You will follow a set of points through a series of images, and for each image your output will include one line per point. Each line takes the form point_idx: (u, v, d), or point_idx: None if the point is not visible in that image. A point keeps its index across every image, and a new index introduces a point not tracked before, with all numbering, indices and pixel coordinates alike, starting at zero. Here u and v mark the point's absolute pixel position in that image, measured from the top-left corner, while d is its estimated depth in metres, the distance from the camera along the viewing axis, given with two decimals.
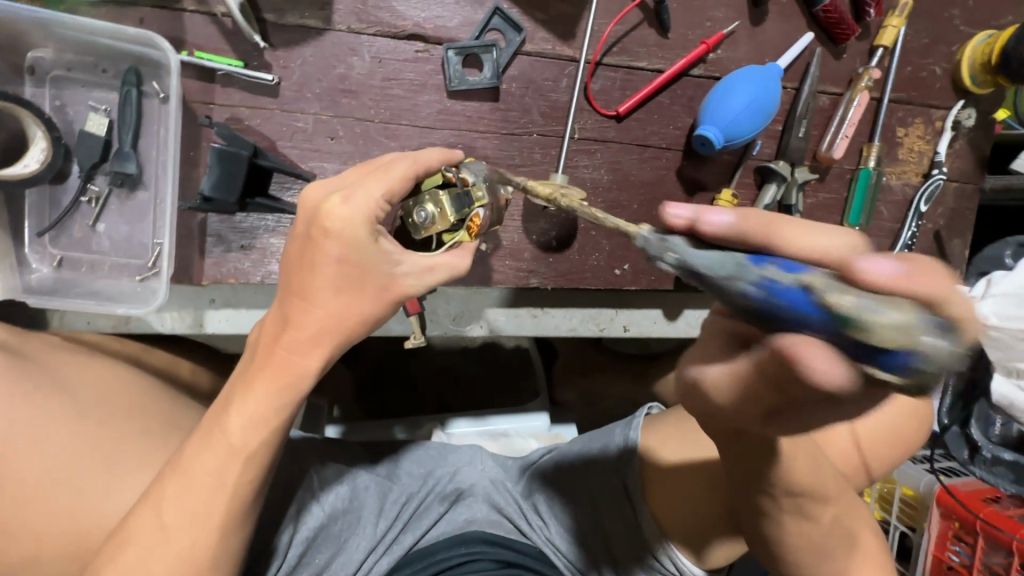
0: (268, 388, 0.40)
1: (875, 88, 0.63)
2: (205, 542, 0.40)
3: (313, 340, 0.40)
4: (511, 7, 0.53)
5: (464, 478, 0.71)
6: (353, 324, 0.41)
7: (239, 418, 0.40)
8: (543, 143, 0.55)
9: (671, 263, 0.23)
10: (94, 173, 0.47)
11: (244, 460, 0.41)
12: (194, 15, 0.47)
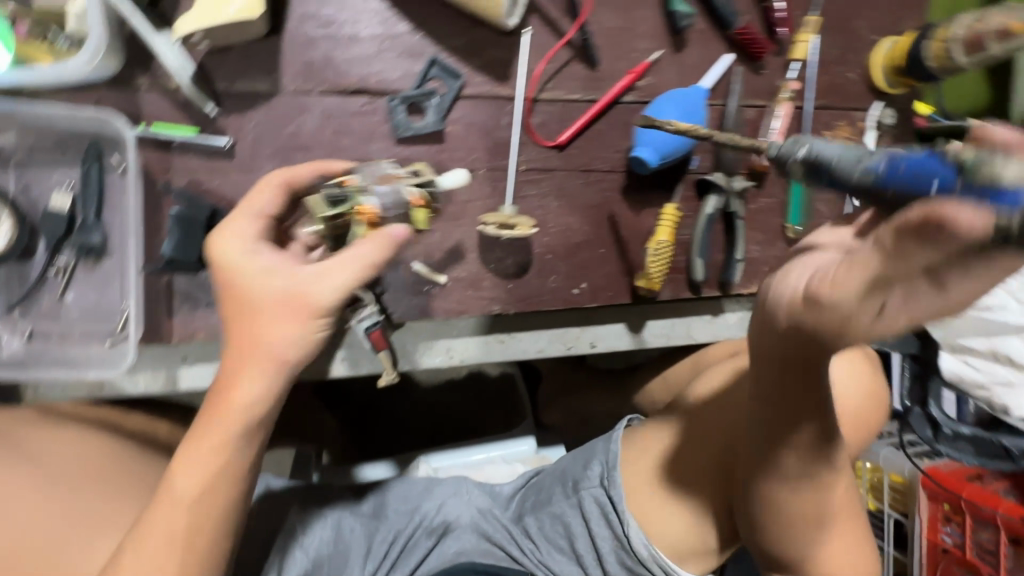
0: (215, 433, 0.45)
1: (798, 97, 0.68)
2: None
3: (240, 379, 0.45)
4: (448, 56, 0.56)
5: (450, 510, 0.74)
6: (273, 351, 0.45)
7: (192, 468, 0.44)
8: (491, 177, 0.59)
9: (804, 154, 0.32)
10: (60, 247, 0.49)
11: (208, 501, 0.45)
12: (146, 91, 0.49)
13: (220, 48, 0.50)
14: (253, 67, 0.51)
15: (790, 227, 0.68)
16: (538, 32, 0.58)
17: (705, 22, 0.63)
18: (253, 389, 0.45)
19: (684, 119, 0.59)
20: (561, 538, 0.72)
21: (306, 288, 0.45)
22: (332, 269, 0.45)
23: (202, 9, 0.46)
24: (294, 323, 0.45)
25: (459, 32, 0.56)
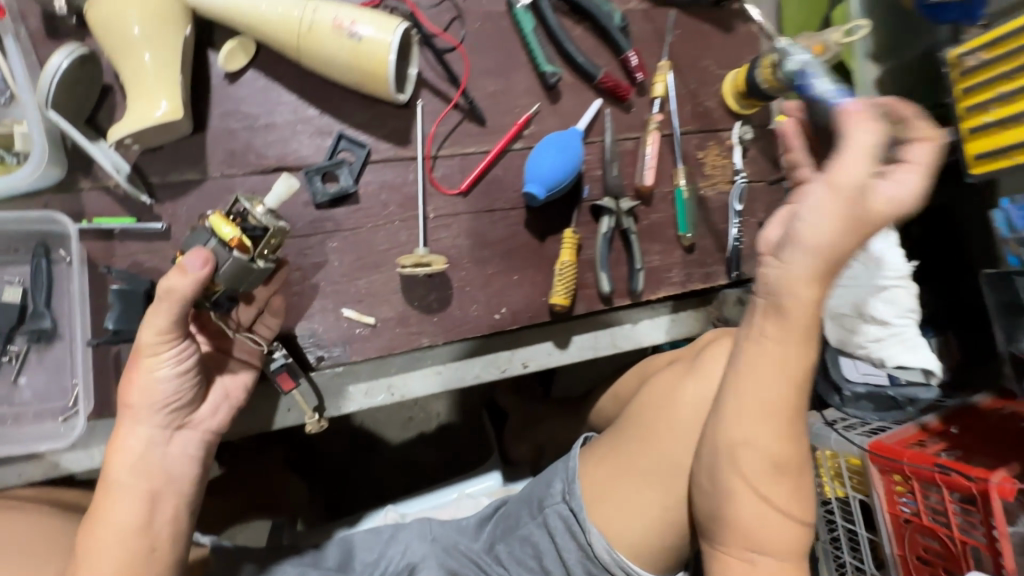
0: (113, 485, 0.51)
1: (666, 126, 0.79)
2: None
3: (122, 437, 0.52)
4: (353, 130, 0.65)
5: (415, 552, 0.79)
6: (129, 401, 0.52)
7: (104, 525, 0.50)
8: (405, 227, 0.67)
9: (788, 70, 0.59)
10: (14, 335, 0.54)
11: (126, 549, 0.50)
12: (90, 192, 0.57)
13: (151, 148, 0.59)
14: (182, 161, 0.60)
15: (680, 235, 0.77)
16: (429, 102, 0.68)
17: (575, 76, 0.74)
18: (130, 436, 0.52)
19: (554, 152, 0.68)
20: (531, 559, 0.77)
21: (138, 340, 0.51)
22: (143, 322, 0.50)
23: (130, 119, 0.54)
24: (135, 374, 0.52)
25: (360, 110, 0.65)
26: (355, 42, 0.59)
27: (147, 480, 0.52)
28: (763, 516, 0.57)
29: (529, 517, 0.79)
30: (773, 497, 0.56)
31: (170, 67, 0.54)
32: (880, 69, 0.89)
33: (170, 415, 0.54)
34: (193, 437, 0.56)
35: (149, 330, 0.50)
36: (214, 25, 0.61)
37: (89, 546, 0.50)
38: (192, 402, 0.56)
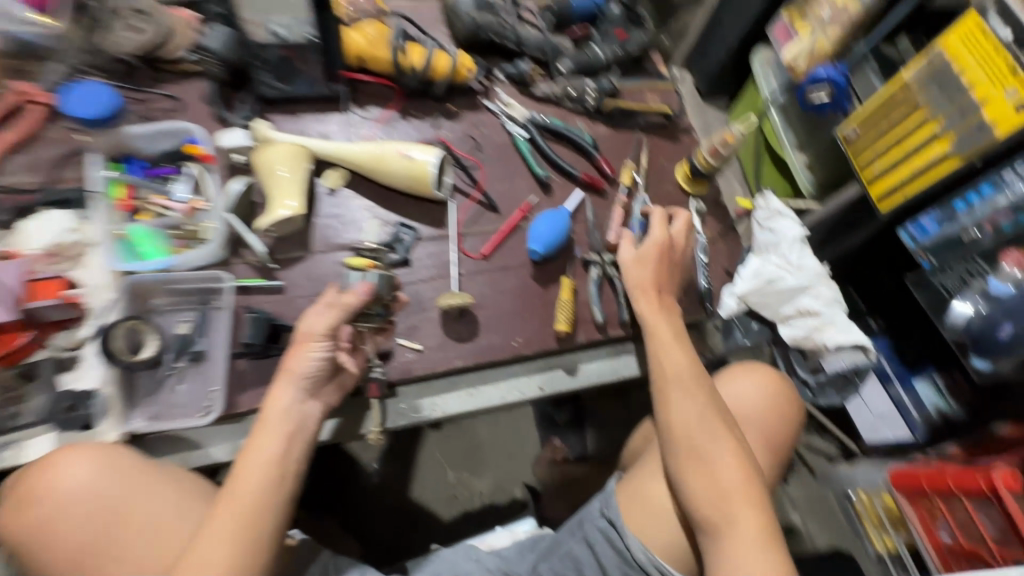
0: (264, 429, 0.68)
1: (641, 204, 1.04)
2: (247, 534, 0.63)
3: (276, 393, 0.70)
4: (407, 220, 0.95)
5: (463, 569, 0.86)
6: (289, 366, 0.71)
7: (258, 455, 0.67)
8: (443, 280, 0.92)
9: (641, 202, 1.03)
10: (180, 355, 0.79)
11: (259, 486, 0.65)
12: (240, 266, 0.86)
13: (279, 237, 0.89)
14: (297, 244, 0.90)
15: None
16: (459, 199, 0.99)
17: (561, 176, 1.04)
18: (281, 394, 0.70)
19: (552, 222, 0.94)
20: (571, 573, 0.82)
21: (308, 333, 0.71)
22: (311, 316, 0.71)
23: (272, 214, 0.86)
24: (302, 349, 0.70)
25: (412, 206, 0.96)
26: (409, 160, 0.92)
27: (286, 424, 0.69)
28: (714, 468, 0.71)
29: (569, 532, 0.86)
30: (706, 435, 0.73)
31: (298, 183, 0.88)
32: (805, 155, 1.16)
33: (309, 384, 0.71)
34: (316, 404, 0.73)
35: (320, 323, 0.71)
36: (321, 163, 0.96)
37: (242, 471, 0.66)
38: (323, 378, 0.73)
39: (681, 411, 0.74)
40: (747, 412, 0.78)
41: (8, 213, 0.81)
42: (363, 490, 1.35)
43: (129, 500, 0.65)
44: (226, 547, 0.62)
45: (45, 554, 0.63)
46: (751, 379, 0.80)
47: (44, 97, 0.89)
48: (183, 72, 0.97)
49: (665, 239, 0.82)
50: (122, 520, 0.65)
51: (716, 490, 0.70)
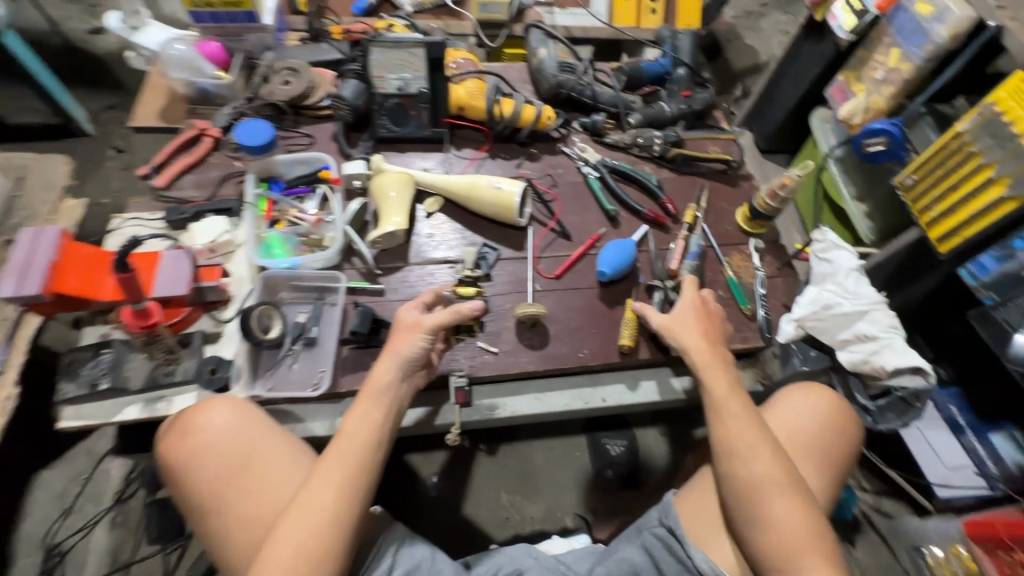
0: (362, 402, 0.77)
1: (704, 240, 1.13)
2: (348, 486, 0.71)
3: (377, 368, 0.80)
4: (491, 242, 1.09)
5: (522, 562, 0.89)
6: (397, 347, 0.81)
7: (358, 419, 0.76)
8: (519, 294, 1.04)
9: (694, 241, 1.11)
10: (297, 339, 0.93)
11: (357, 444, 0.74)
12: (351, 270, 1.02)
13: (383, 250, 1.05)
14: (397, 256, 1.05)
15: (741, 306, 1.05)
16: (536, 227, 1.12)
17: (628, 212, 1.16)
18: (385, 370, 0.79)
19: (623, 249, 1.04)
20: None
21: (421, 321, 0.82)
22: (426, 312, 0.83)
23: (380, 228, 1.02)
24: (413, 334, 0.81)
25: (495, 231, 1.10)
26: (498, 191, 1.06)
27: (383, 395, 0.78)
28: (775, 509, 0.73)
29: (627, 539, 0.90)
30: (762, 450, 0.75)
31: (403, 204, 1.04)
32: (865, 205, 1.22)
33: (410, 366, 0.81)
34: (412, 382, 0.82)
35: (435, 320, 0.82)
36: (422, 191, 1.12)
37: (347, 431, 0.75)
38: (422, 365, 0.83)
39: (741, 457, 0.76)
40: (804, 434, 0.82)
41: (180, 215, 1.00)
42: (420, 502, 1.42)
43: (264, 441, 0.78)
44: (331, 495, 0.70)
45: (192, 474, 0.75)
46: (811, 399, 0.84)
47: (216, 131, 1.12)
48: (317, 115, 1.19)
49: (700, 303, 0.89)
50: (251, 459, 0.76)
51: (771, 507, 0.73)
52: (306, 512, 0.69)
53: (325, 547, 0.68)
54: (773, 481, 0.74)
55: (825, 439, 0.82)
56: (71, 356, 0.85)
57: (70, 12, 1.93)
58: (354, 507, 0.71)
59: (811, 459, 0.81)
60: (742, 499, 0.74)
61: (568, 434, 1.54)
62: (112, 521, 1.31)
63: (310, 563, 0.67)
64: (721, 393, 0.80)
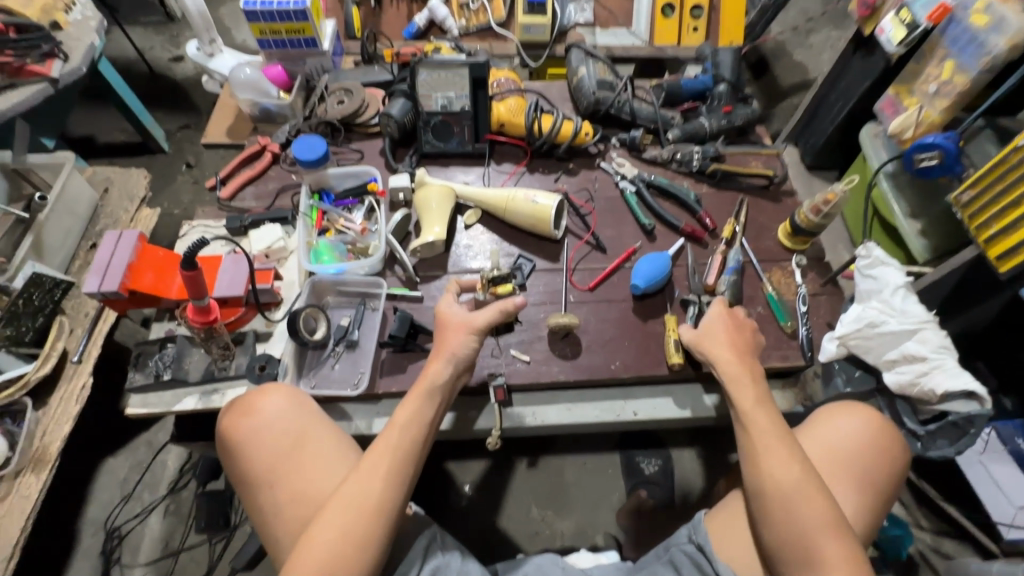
0: (412, 395, 0.80)
1: (744, 256, 1.12)
2: (392, 475, 0.73)
3: (430, 365, 0.82)
4: (527, 253, 1.11)
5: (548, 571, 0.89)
6: (449, 346, 0.83)
7: (410, 413, 0.78)
8: (553, 305, 1.06)
9: (733, 256, 1.08)
10: (341, 341, 0.99)
11: (402, 435, 0.76)
12: (393, 278, 1.07)
13: (424, 259, 1.10)
14: (437, 266, 1.09)
15: (781, 323, 1.02)
16: (572, 239, 1.13)
17: (664, 227, 1.16)
18: (438, 368, 0.81)
19: (655, 262, 1.04)
20: None
21: (470, 321, 0.85)
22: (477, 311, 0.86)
23: (421, 238, 1.07)
24: (465, 333, 0.84)
25: (532, 243, 1.13)
26: (535, 204, 1.09)
27: (434, 391, 0.80)
28: (809, 530, 0.70)
29: (655, 556, 0.88)
30: (795, 471, 0.73)
31: (443, 215, 1.08)
32: (919, 223, 1.16)
33: (458, 367, 0.83)
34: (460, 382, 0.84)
35: (483, 318, 0.85)
36: (462, 204, 1.16)
37: (397, 424, 0.77)
38: (470, 365, 0.85)
39: (778, 474, 0.73)
40: (840, 455, 0.79)
41: (239, 223, 1.08)
42: (452, 510, 1.43)
43: (313, 428, 0.80)
44: (379, 482, 0.73)
45: (245, 453, 0.78)
46: (855, 419, 0.82)
47: (276, 147, 1.21)
48: (367, 132, 1.27)
49: (730, 317, 0.90)
50: (300, 443, 0.79)
51: (803, 527, 0.70)
52: (352, 497, 0.71)
53: (367, 530, 0.70)
54: (802, 505, 0.71)
55: (859, 460, 0.79)
56: (139, 349, 0.92)
57: (155, 42, 2.14)
58: (397, 496, 0.73)
59: (852, 480, 0.78)
60: (781, 519, 0.71)
61: (601, 450, 1.52)
62: (166, 509, 1.40)
63: (353, 546, 0.69)
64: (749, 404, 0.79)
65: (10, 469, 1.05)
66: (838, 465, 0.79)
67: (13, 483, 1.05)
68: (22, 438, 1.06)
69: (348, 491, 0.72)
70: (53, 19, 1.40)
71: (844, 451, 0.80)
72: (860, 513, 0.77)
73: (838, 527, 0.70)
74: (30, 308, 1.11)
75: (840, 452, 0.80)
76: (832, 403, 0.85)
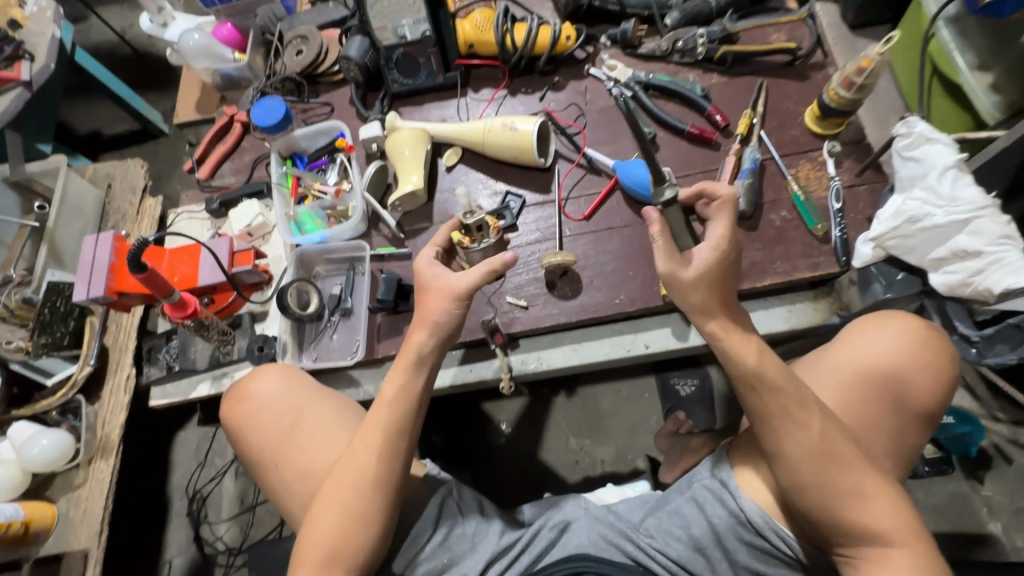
0: (397, 366, 0.75)
1: (765, 154, 0.96)
2: (383, 450, 0.70)
3: (413, 336, 0.76)
4: (515, 189, 1.02)
5: (569, 512, 0.83)
6: (429, 315, 0.75)
7: (396, 385, 0.73)
8: (547, 241, 0.97)
9: (751, 153, 0.93)
10: (335, 311, 0.97)
11: (392, 409, 0.72)
12: (379, 238, 1.02)
13: (407, 212, 1.03)
14: (422, 217, 1.02)
15: (811, 227, 0.89)
16: (563, 165, 1.02)
17: (667, 132, 1.01)
18: (420, 338, 0.75)
19: (635, 167, 0.93)
20: (679, 529, 0.77)
21: (418, 256, 0.82)
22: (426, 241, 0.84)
23: (400, 190, 0.99)
24: (449, 301, 0.75)
25: (520, 176, 1.03)
26: (514, 132, 0.98)
27: (419, 362, 0.75)
28: (838, 476, 0.61)
29: (678, 492, 0.81)
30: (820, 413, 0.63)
31: (419, 160, 1.00)
32: (991, 75, 0.94)
33: (444, 338, 0.75)
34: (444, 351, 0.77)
35: (460, 280, 0.75)
36: (439, 144, 1.07)
37: (384, 398, 0.73)
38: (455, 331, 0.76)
39: (813, 420, 0.62)
40: (874, 381, 0.70)
41: (216, 205, 1.06)
42: (493, 449, 1.46)
43: (308, 408, 0.79)
44: (371, 459, 0.70)
45: (248, 437, 0.79)
46: (894, 336, 0.71)
47: (243, 115, 1.15)
48: (333, 81, 1.17)
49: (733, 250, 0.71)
50: (297, 424, 0.78)
51: (830, 472, 0.62)
52: (346, 475, 0.69)
53: (367, 506, 0.68)
54: (830, 447, 0.62)
55: (897, 382, 0.69)
56: (149, 343, 0.97)
57: (133, 19, 2.06)
58: (394, 471, 0.70)
59: (888, 404, 0.69)
60: (816, 469, 0.62)
61: (636, 375, 1.48)
62: (236, 471, 1.52)
63: (353, 525, 0.68)
64: (755, 355, 0.65)
65: (82, 458, 1.16)
66: (876, 390, 0.70)
67: (88, 469, 1.16)
68: (85, 431, 1.16)
69: (342, 471, 0.70)
70: (10, 17, 1.36)
71: (883, 373, 0.70)
72: (897, 437, 0.69)
73: (869, 472, 0.62)
74: (58, 314, 1.17)
75: (875, 375, 0.70)
76: (866, 316, 0.74)
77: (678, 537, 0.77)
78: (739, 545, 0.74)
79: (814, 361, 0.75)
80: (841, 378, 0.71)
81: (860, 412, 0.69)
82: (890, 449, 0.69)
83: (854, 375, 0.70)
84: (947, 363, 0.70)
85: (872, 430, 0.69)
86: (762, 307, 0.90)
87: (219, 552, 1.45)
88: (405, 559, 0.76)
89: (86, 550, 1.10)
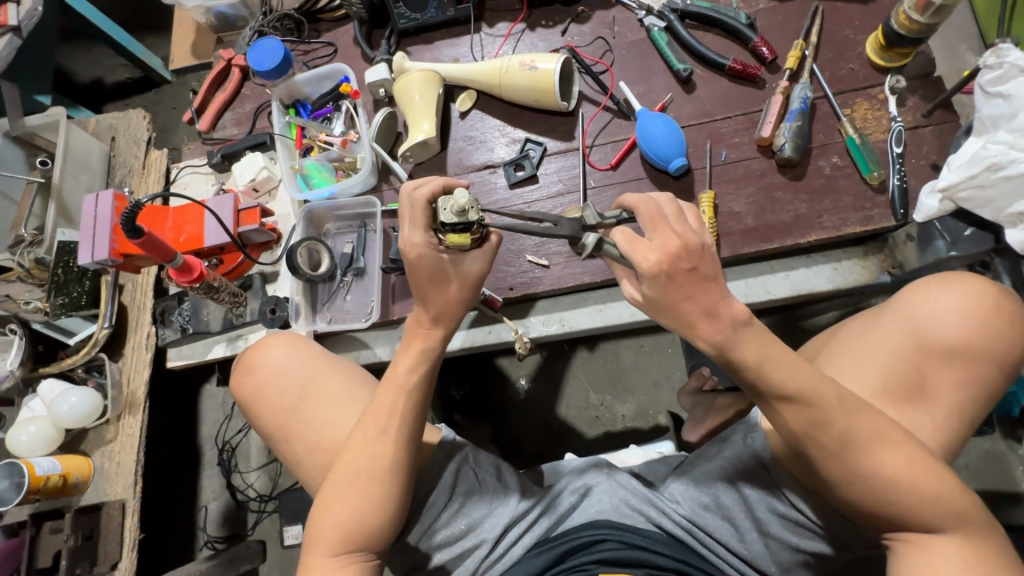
0: (410, 348, 0.72)
1: (817, 92, 0.85)
2: (395, 433, 0.68)
3: (430, 320, 0.72)
4: (536, 136, 0.93)
5: (590, 476, 0.80)
6: (437, 300, 0.71)
7: (409, 368, 0.70)
8: (569, 192, 0.89)
9: (801, 91, 0.83)
10: (347, 271, 0.93)
11: (407, 395, 0.69)
12: (390, 192, 0.95)
13: (419, 163, 0.96)
14: (435, 168, 0.95)
15: (864, 175, 0.80)
16: (589, 108, 0.93)
17: (705, 69, 0.90)
18: (438, 325, 0.72)
19: (652, 123, 0.84)
20: (706, 497, 0.75)
21: (410, 243, 0.68)
22: (408, 226, 0.68)
23: (411, 139, 0.91)
24: (462, 296, 0.71)
25: (540, 122, 0.94)
26: (532, 72, 0.88)
27: (433, 344, 0.72)
28: (876, 466, 0.57)
29: (705, 459, 0.77)
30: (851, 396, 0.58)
31: (431, 104, 0.91)
32: None
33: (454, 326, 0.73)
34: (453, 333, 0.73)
35: (482, 264, 0.71)
36: (452, 88, 0.98)
37: (394, 380, 0.70)
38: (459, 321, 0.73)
39: (846, 408, 0.58)
40: (913, 350, 0.65)
41: (218, 158, 1.01)
42: (513, 403, 1.45)
43: (312, 380, 0.78)
44: (384, 442, 0.68)
45: (256, 410, 0.78)
46: (943, 307, 0.65)
47: (240, 59, 1.07)
48: (335, 17, 1.07)
49: (695, 238, 0.58)
50: (302, 398, 0.77)
51: (866, 461, 0.57)
52: (358, 456, 0.68)
53: (382, 490, 0.67)
54: (865, 434, 0.57)
55: (943, 355, 0.64)
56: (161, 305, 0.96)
57: None
58: (406, 454, 0.68)
59: (932, 376, 0.64)
60: (849, 457, 0.57)
61: (658, 331, 1.44)
62: None
63: (368, 511, 0.66)
64: (754, 356, 0.57)
65: (110, 415, 1.17)
66: (935, 358, 0.64)
67: (118, 425, 1.18)
68: (110, 388, 1.16)
69: (353, 452, 0.68)
70: None
71: (927, 345, 0.64)
72: (949, 410, 0.63)
73: (915, 459, 0.57)
74: (72, 274, 1.16)
75: (915, 346, 0.65)
76: (910, 285, 0.68)
77: (706, 504, 0.75)
78: (769, 514, 0.71)
79: (860, 327, 0.70)
80: (877, 350, 0.66)
81: (898, 384, 0.64)
82: (946, 423, 0.63)
83: (910, 341, 0.65)
84: (1005, 336, 0.64)
85: (928, 401, 0.64)
86: (801, 264, 0.83)
87: (250, 499, 1.51)
88: (422, 526, 0.76)
89: (123, 500, 1.14)
